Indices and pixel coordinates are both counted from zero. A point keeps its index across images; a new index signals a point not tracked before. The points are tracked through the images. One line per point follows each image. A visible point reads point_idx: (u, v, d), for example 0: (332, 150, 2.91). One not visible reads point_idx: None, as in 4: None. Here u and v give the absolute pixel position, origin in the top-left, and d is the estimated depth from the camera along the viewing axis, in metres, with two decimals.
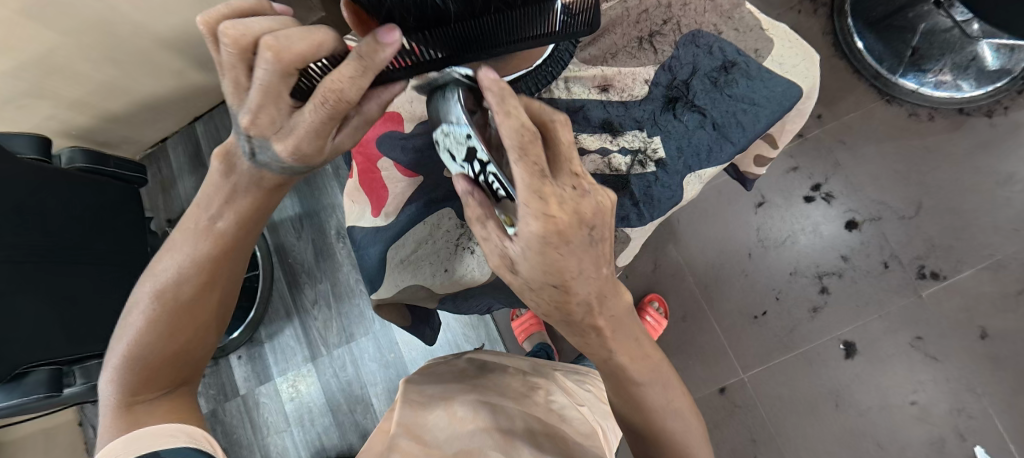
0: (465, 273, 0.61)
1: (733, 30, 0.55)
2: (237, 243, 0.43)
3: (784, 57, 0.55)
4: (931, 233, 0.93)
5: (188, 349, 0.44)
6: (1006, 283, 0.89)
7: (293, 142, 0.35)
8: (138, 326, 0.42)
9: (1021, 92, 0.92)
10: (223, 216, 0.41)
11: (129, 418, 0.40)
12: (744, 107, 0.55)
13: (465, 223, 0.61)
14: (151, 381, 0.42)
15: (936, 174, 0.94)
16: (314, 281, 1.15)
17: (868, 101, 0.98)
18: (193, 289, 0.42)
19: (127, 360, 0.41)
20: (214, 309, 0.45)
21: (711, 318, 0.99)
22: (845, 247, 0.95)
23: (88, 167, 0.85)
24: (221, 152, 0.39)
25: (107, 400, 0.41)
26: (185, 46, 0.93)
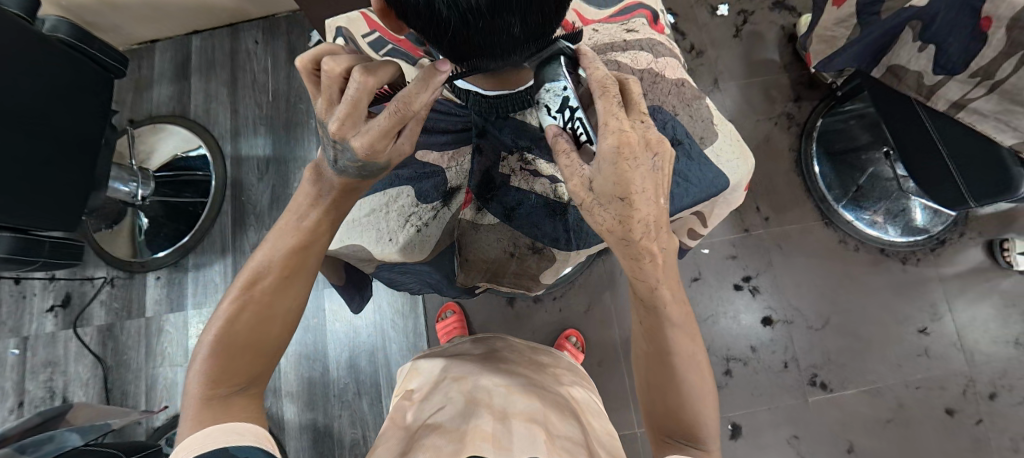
0: (406, 248, 0.62)
1: (688, 116, 0.60)
2: (316, 238, 0.50)
3: (722, 151, 0.59)
4: (829, 347, 1.03)
5: (263, 344, 0.48)
6: (880, 409, 0.99)
7: (368, 139, 0.43)
8: (229, 322, 0.46)
9: (933, 251, 1.05)
10: (308, 212, 0.49)
11: (208, 411, 0.43)
12: (678, 181, 0.58)
13: (422, 203, 0.64)
14: (226, 376, 0.45)
15: (849, 299, 1.05)
16: (261, 225, 1.12)
17: (810, 219, 1.09)
18: (274, 281, 0.48)
19: (215, 349, 0.45)
20: (295, 304, 0.49)
21: (624, 369, 1.04)
22: (756, 339, 1.04)
23: (70, 41, 0.83)
24: (312, 166, 0.50)
25: (189, 395, 0.44)
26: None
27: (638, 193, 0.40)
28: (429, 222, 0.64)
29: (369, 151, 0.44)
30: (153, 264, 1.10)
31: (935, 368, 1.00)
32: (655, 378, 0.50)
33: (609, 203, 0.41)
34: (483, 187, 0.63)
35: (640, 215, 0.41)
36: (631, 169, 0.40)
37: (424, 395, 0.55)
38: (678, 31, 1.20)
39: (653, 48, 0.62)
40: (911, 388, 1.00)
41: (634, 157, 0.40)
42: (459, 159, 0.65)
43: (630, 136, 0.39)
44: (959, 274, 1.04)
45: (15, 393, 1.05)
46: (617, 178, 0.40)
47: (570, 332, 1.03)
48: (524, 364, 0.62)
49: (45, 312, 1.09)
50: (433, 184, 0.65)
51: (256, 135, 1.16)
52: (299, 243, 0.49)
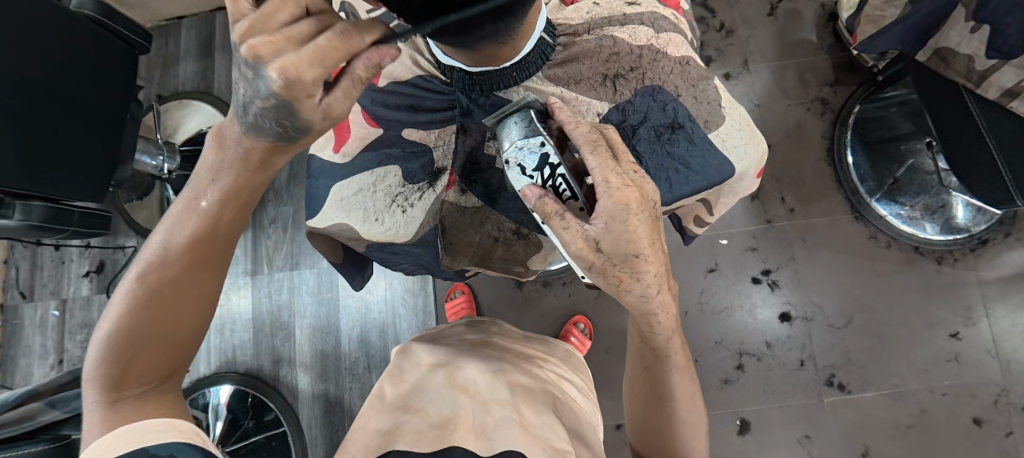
0: (392, 228, 0.63)
1: (692, 97, 0.56)
2: (218, 225, 0.45)
3: (728, 134, 0.55)
4: (850, 347, 0.98)
5: (169, 341, 0.45)
6: (900, 415, 0.95)
7: (293, 62, 0.34)
8: (124, 321, 0.43)
9: (973, 251, 0.98)
10: (207, 193, 0.44)
11: (113, 414, 0.42)
12: (678, 167, 0.55)
13: (408, 184, 0.63)
14: (129, 375, 0.43)
15: (876, 298, 1.00)
16: (279, 202, 1.15)
17: (838, 212, 1.04)
18: (172, 276, 0.44)
19: (111, 349, 0.43)
20: (197, 300, 0.46)
21: None
22: (772, 335, 1.00)
23: (96, 18, 0.85)
24: (216, 131, 0.43)
25: (94, 396, 0.43)
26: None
27: (648, 248, 0.42)
28: (415, 203, 0.63)
29: (291, 81, 0.35)
30: None
31: (964, 376, 0.94)
32: (648, 414, 0.51)
33: (626, 261, 0.42)
34: (468, 168, 0.63)
35: (650, 270, 0.42)
36: (636, 225, 0.41)
37: (414, 378, 0.54)
38: (707, 9, 1.13)
39: (655, 23, 0.59)
40: (937, 394, 0.94)
41: (640, 211, 0.42)
42: (447, 136, 0.63)
43: (632, 190, 0.41)
44: (1001, 278, 0.97)
45: (55, 351, 1.13)
46: (635, 234, 0.41)
47: (578, 318, 1.02)
48: (513, 351, 0.62)
49: (81, 277, 1.16)
50: (420, 164, 0.64)
51: None
52: (198, 233, 0.45)
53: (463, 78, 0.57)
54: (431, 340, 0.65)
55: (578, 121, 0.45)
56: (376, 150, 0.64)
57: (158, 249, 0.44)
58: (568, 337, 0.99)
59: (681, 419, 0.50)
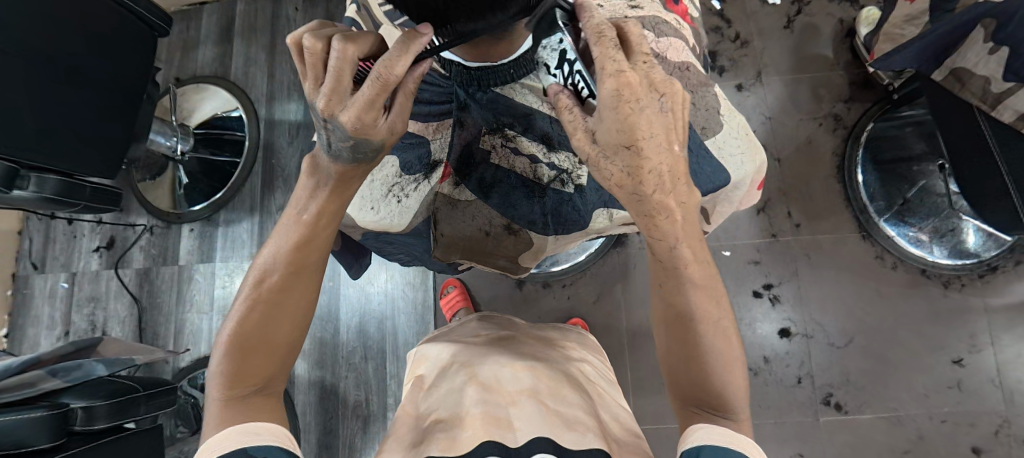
0: (385, 217, 0.63)
1: (690, 103, 0.55)
2: (320, 233, 0.47)
3: (725, 143, 0.56)
4: (850, 367, 0.97)
5: (277, 342, 0.46)
6: (897, 440, 0.93)
7: (355, 113, 0.39)
8: (241, 323, 0.45)
9: (981, 277, 0.96)
10: (311, 204, 0.46)
11: (226, 414, 0.42)
12: None
13: (404, 174, 0.64)
14: (242, 377, 0.44)
15: (879, 319, 0.98)
16: (288, 188, 1.16)
17: (845, 230, 1.02)
18: (281, 279, 0.46)
19: (229, 349, 0.44)
20: (301, 303, 0.47)
21: (627, 367, 1.02)
22: (770, 350, 0.99)
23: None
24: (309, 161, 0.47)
25: (212, 396, 0.44)
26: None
27: (645, 139, 0.38)
28: (410, 194, 0.64)
29: (356, 124, 0.39)
30: (188, 218, 1.17)
31: (965, 404, 0.93)
32: (671, 343, 0.46)
33: (615, 154, 0.39)
34: (463, 162, 0.63)
35: (649, 165, 0.39)
36: (633, 113, 0.38)
37: (431, 383, 0.54)
38: (723, 18, 1.13)
39: (655, 26, 0.57)
40: (936, 420, 0.93)
41: (637, 100, 0.38)
42: (444, 129, 0.64)
43: (630, 77, 0.38)
44: (1008, 305, 0.95)
45: (62, 322, 1.15)
46: (623, 127, 0.38)
47: (575, 321, 1.02)
48: (531, 342, 0.62)
49: (92, 252, 1.18)
50: (418, 155, 0.64)
51: (289, 102, 1.19)
52: (303, 239, 0.46)
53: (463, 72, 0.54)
54: (452, 338, 0.65)
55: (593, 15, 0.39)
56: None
57: (269, 253, 0.46)
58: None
59: (709, 348, 0.44)
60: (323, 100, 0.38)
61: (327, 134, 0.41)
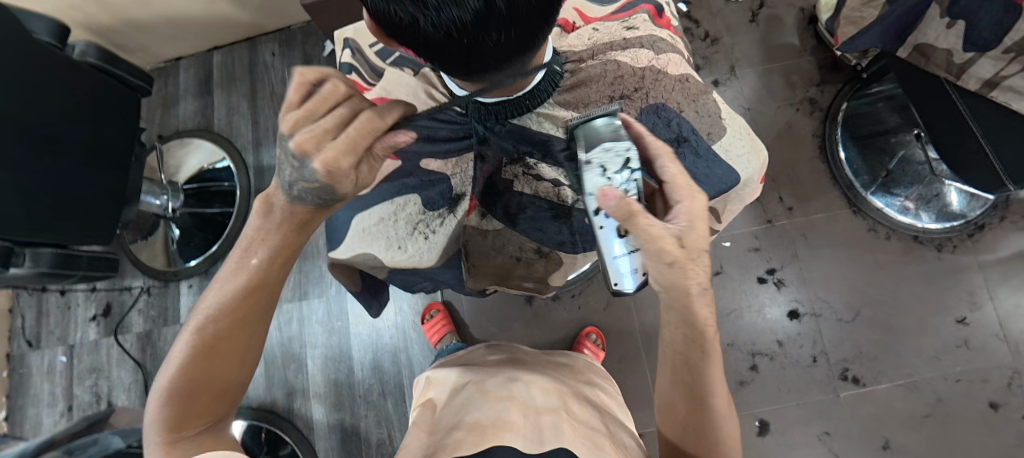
0: (415, 254, 0.64)
1: (694, 111, 0.58)
2: (266, 279, 0.50)
3: (731, 146, 0.58)
4: (860, 340, 0.99)
5: (220, 380, 0.50)
6: (916, 405, 0.95)
7: (332, 155, 0.43)
8: (181, 369, 0.47)
9: (970, 236, 1.00)
10: (257, 251, 0.49)
11: (173, 452, 0.46)
12: (686, 178, 0.57)
13: (427, 211, 0.65)
14: (189, 417, 0.48)
15: (880, 288, 1.01)
16: None
17: (836, 207, 1.06)
18: (227, 323, 0.49)
19: (173, 392, 0.47)
20: (245, 343, 0.51)
21: (646, 368, 1.03)
22: (782, 333, 1.01)
23: (100, 65, 0.86)
24: (262, 197, 0.50)
25: (154, 439, 0.47)
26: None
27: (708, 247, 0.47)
28: (436, 229, 0.65)
29: (331, 169, 0.44)
30: (185, 274, 1.14)
31: (974, 361, 0.95)
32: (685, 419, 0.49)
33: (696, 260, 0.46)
34: (487, 194, 0.64)
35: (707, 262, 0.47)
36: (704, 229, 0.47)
37: (444, 402, 0.55)
38: (691, 19, 1.17)
39: (655, 45, 0.59)
40: (950, 381, 0.95)
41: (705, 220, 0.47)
42: (463, 164, 0.64)
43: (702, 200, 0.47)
44: (999, 260, 0.99)
45: (64, 397, 1.12)
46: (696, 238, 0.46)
47: (590, 329, 1.03)
48: (540, 365, 0.65)
49: (88, 321, 1.15)
50: (440, 191, 0.65)
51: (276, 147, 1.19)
52: (249, 286, 0.49)
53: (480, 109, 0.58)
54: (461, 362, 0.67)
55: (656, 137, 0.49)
56: (389, 181, 0.64)
57: (213, 301, 0.49)
58: (581, 349, 1.00)
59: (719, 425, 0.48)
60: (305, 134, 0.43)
61: (296, 176, 0.45)
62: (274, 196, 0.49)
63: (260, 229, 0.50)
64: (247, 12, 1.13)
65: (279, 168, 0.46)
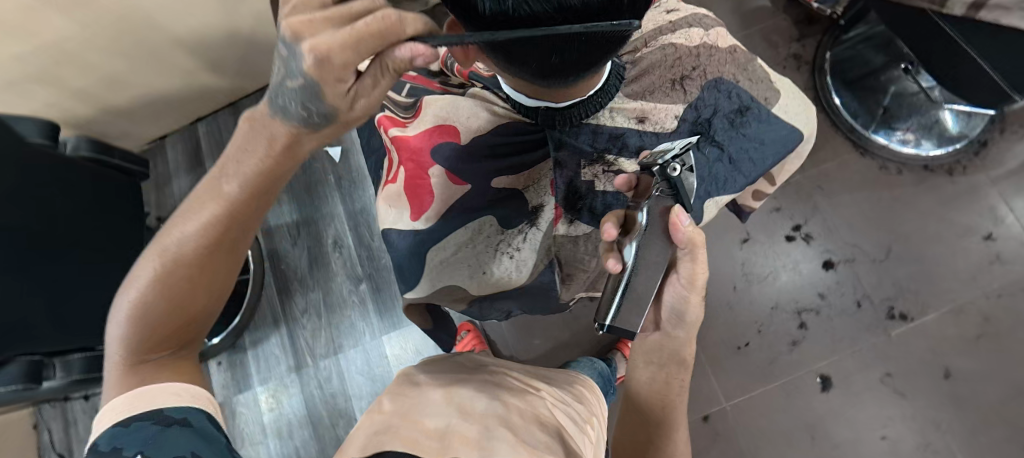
0: (502, 277, 0.59)
1: (747, 79, 0.57)
2: (248, 209, 0.42)
3: (789, 106, 0.58)
4: (898, 276, 1.00)
5: (189, 311, 0.43)
6: (966, 327, 0.96)
7: (325, 40, 0.31)
8: (141, 286, 0.41)
9: (977, 155, 1.02)
10: (236, 178, 0.40)
11: (134, 378, 0.40)
12: (756, 145, 0.57)
13: (506, 230, 0.59)
14: (155, 342, 0.42)
15: (903, 222, 1.02)
16: (305, 289, 1.12)
17: (844, 152, 1.06)
18: (200, 253, 0.41)
19: (134, 318, 0.41)
20: (222, 275, 0.44)
21: (699, 350, 1.02)
22: (822, 286, 1.01)
23: (92, 155, 0.85)
24: (248, 116, 0.39)
25: (115, 359, 0.41)
26: (203, 30, 0.96)
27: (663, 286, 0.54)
28: (521, 246, 0.59)
29: (321, 63, 0.32)
30: (210, 353, 1.07)
31: (1011, 272, 0.97)
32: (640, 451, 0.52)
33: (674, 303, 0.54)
34: (570, 199, 0.57)
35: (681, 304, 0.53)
36: None
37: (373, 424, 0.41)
38: None
39: (700, 22, 0.60)
40: (993, 297, 0.97)
41: None
42: (538, 176, 0.59)
43: None
44: (1010, 172, 1.01)
45: None
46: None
47: (615, 326, 1.03)
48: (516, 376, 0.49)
49: None
50: (517, 207, 0.59)
51: (280, 205, 1.15)
52: (224, 216, 0.41)
53: (551, 114, 0.55)
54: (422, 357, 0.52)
55: None
56: (458, 205, 0.58)
57: (184, 218, 0.41)
58: (621, 346, 1.01)
59: None
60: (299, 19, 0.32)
61: (284, 78, 0.34)
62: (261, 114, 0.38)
63: (241, 142, 0.39)
64: (225, 77, 1.11)
65: (266, 72, 0.35)
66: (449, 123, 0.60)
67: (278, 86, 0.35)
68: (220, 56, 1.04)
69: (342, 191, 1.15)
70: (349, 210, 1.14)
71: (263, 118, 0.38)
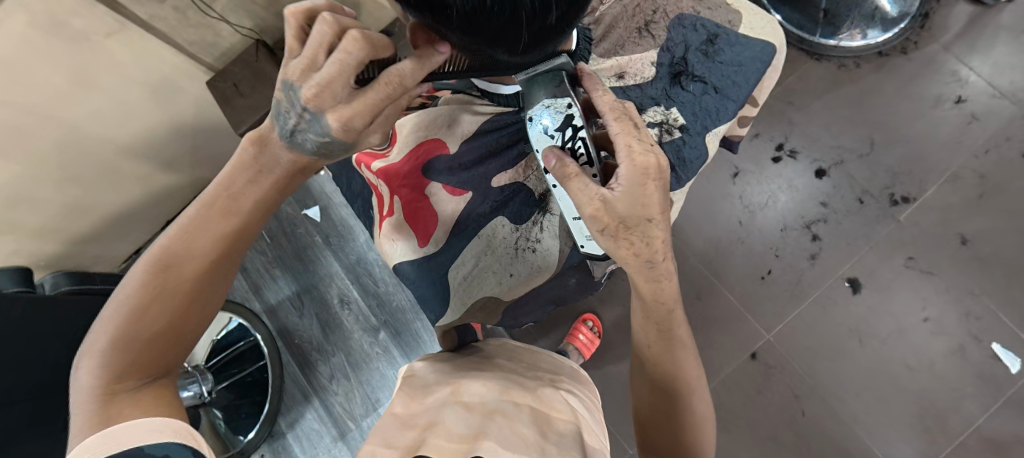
0: (530, 272, 0.58)
1: (707, 9, 0.58)
2: (248, 228, 0.45)
3: (752, 23, 0.58)
4: (888, 163, 1.01)
5: (174, 331, 0.43)
6: (967, 191, 0.98)
7: (343, 114, 0.38)
8: (131, 307, 0.41)
9: (923, 27, 1.04)
10: (242, 195, 0.44)
11: (109, 407, 0.38)
12: (735, 69, 0.56)
13: (521, 225, 0.58)
14: (135, 367, 0.40)
15: (875, 112, 1.03)
16: (327, 356, 1.08)
17: (800, 63, 1.07)
18: (199, 268, 0.43)
19: (122, 339, 0.40)
20: (212, 295, 0.45)
21: (726, 293, 1.02)
22: (821, 195, 1.02)
23: (74, 289, 0.79)
24: (254, 137, 0.43)
25: (87, 388, 0.39)
26: (147, 134, 0.94)
27: (655, 218, 0.43)
28: (541, 236, 0.58)
29: (345, 127, 0.39)
30: (250, 449, 1.03)
31: (990, 127, 0.99)
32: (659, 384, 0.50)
33: (639, 226, 0.42)
34: None
35: (658, 238, 0.43)
36: (653, 191, 0.42)
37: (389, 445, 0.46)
38: None
39: None
40: (981, 155, 0.99)
41: (658, 179, 0.42)
42: (534, 163, 0.58)
43: (648, 159, 0.42)
44: (958, 34, 1.03)
45: None
46: (649, 202, 0.42)
47: (586, 316, 1.01)
48: (518, 371, 0.55)
49: None
50: (523, 200, 0.58)
51: (276, 280, 1.12)
52: (230, 234, 0.44)
53: None
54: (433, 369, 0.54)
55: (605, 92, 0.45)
56: (466, 218, 0.57)
57: (182, 236, 0.43)
58: (577, 336, 0.98)
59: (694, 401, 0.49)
60: (312, 89, 0.37)
61: (303, 127, 0.40)
62: (271, 134, 0.43)
63: (248, 165, 0.44)
64: (182, 173, 1.09)
65: (280, 110, 0.40)
66: (432, 137, 0.58)
67: (291, 129, 0.40)
68: (171, 153, 1.02)
69: (333, 248, 1.13)
70: (346, 264, 1.12)
71: (274, 145, 0.43)
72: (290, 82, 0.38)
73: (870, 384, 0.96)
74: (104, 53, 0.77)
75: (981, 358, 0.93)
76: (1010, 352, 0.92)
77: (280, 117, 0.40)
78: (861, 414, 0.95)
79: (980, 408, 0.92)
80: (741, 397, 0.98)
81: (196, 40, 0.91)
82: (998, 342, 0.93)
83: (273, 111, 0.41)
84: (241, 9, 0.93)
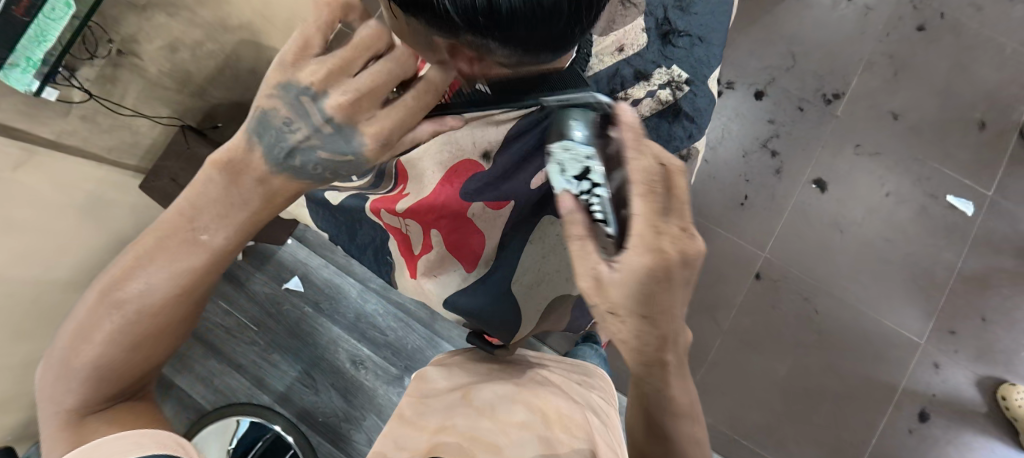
0: None
1: None
2: (223, 257, 0.42)
3: None
4: (811, 68, 1.10)
5: (142, 362, 0.41)
6: (883, 73, 1.08)
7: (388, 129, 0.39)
8: (97, 335, 0.39)
9: None
10: (210, 225, 0.40)
11: (78, 433, 0.38)
12: (710, 16, 0.61)
13: None
14: (100, 390, 0.40)
15: (788, 26, 1.11)
16: (358, 423, 1.03)
17: None
18: (162, 301, 0.40)
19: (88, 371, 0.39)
20: (182, 323, 0.43)
21: (716, 228, 1.07)
22: (766, 114, 1.09)
23: None
24: (227, 155, 0.40)
25: (60, 409, 0.39)
26: (89, 260, 0.85)
27: (660, 316, 0.37)
28: None
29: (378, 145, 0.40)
30: None
31: (884, 12, 1.10)
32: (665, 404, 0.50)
33: (630, 318, 0.37)
34: None
35: (661, 331, 0.38)
36: (661, 290, 0.35)
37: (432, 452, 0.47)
38: None
39: None
40: (884, 38, 1.09)
41: (669, 280, 0.35)
42: None
43: (671, 252, 0.34)
44: None
45: None
46: (642, 298, 0.36)
47: None
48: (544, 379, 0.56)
49: None
50: None
51: (277, 365, 1.05)
52: (195, 268, 0.40)
53: None
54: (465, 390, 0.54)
55: (643, 149, 0.35)
56: (511, 229, 0.56)
57: (142, 263, 0.40)
58: None
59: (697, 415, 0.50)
60: (341, 102, 0.38)
61: (311, 142, 0.40)
62: (256, 143, 0.40)
63: (214, 192, 0.40)
64: None
65: (274, 126, 0.40)
66: (463, 159, 0.54)
67: (291, 141, 0.40)
68: None
69: (326, 312, 1.08)
70: (346, 324, 1.07)
71: (245, 167, 0.40)
72: (312, 94, 0.38)
73: (861, 265, 1.04)
74: (16, 188, 0.69)
75: (942, 212, 1.03)
76: (962, 199, 1.03)
77: (274, 132, 0.40)
78: (863, 294, 1.03)
79: (956, 255, 1.02)
80: (760, 317, 1.03)
81: (114, 145, 0.87)
82: (951, 194, 1.04)
83: (263, 124, 0.40)
84: (154, 97, 0.89)
